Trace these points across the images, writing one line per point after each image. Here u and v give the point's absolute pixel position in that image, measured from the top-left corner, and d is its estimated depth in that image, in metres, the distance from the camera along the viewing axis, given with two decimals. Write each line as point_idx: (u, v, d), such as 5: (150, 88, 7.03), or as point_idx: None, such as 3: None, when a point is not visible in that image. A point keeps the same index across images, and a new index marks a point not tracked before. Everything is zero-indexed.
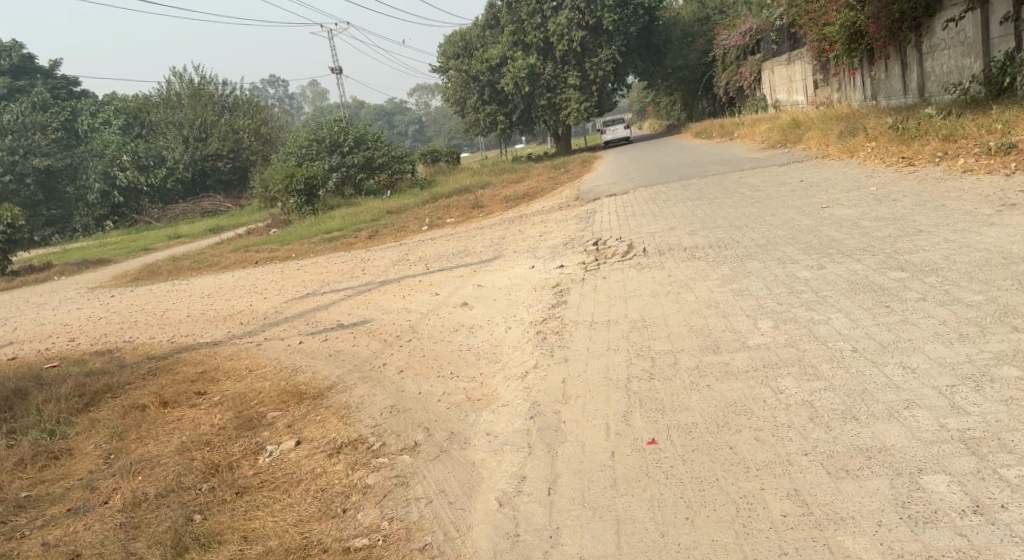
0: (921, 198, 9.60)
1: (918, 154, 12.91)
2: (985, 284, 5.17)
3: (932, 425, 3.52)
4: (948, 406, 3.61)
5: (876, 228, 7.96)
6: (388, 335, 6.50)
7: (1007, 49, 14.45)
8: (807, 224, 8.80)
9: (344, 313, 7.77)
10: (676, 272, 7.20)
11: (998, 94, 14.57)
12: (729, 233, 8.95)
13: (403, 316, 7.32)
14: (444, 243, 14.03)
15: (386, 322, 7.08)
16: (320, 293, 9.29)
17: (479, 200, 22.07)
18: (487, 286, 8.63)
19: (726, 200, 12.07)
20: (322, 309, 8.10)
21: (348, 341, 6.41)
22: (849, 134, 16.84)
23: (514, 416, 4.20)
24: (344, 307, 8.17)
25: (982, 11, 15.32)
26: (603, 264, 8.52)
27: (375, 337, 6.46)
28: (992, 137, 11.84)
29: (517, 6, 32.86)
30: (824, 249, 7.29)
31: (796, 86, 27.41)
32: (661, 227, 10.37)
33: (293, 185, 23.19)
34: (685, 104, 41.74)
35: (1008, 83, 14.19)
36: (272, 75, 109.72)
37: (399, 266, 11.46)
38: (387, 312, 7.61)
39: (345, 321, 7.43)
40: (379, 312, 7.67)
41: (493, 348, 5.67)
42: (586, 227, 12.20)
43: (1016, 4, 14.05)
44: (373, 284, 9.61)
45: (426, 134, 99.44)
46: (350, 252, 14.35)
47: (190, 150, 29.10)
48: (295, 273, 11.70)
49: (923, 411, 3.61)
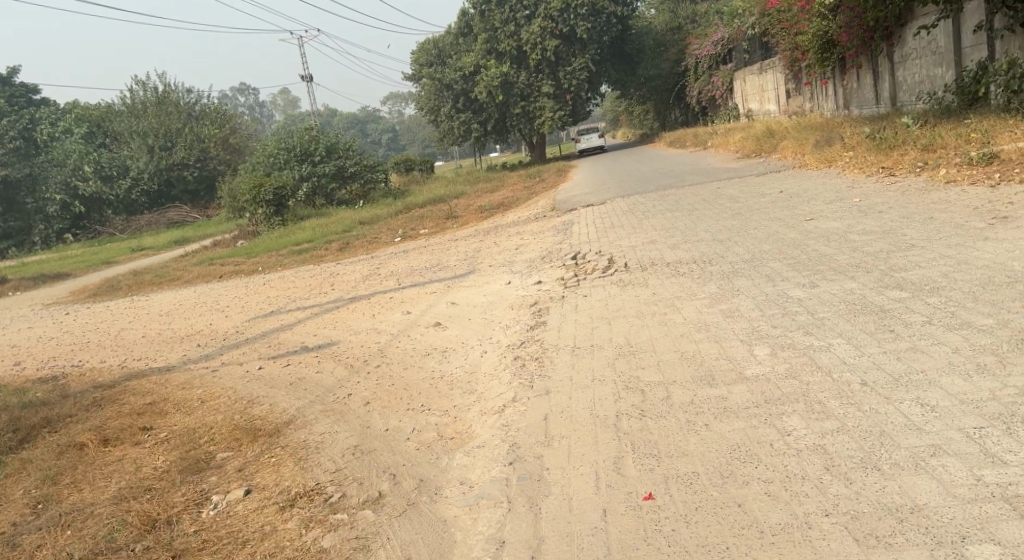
0: (907, 210, 9.32)
1: (898, 163, 12.66)
2: (991, 305, 4.83)
3: (967, 479, 3.17)
4: (981, 454, 3.26)
5: (865, 243, 7.65)
6: (354, 360, 6.09)
7: (980, 58, 14.27)
8: (793, 237, 8.48)
9: (310, 334, 7.36)
10: (660, 290, 6.83)
11: (971, 103, 14.30)
12: (713, 247, 8.61)
13: (371, 337, 6.90)
14: (417, 256, 13.64)
15: (354, 344, 6.65)
16: (286, 311, 8.87)
17: (452, 210, 21.69)
18: (461, 303, 8.25)
19: (707, 211, 11.76)
20: (285, 329, 7.67)
21: (311, 366, 5.98)
22: (826, 143, 16.63)
23: (491, 462, 3.80)
24: (309, 327, 7.72)
25: (954, 20, 15.18)
26: (584, 280, 8.16)
27: (340, 362, 6.04)
28: (973, 146, 11.61)
29: (490, 15, 32.36)
30: (813, 264, 6.95)
31: (769, 95, 27.30)
32: (641, 240, 10.03)
33: (261, 196, 22.66)
34: (659, 113, 41.62)
35: (981, 92, 13.91)
36: (243, 83, 108.76)
37: (370, 281, 11.05)
38: (355, 333, 7.20)
39: (310, 342, 7.02)
40: (347, 332, 7.27)
41: (467, 376, 5.27)
42: (563, 239, 11.83)
43: (988, 13, 13.87)
44: (342, 301, 9.17)
45: (400, 142, 98.87)
46: (319, 266, 13.86)
47: (155, 159, 28.63)
48: (260, 289, 11.24)
49: (954, 460, 3.26)
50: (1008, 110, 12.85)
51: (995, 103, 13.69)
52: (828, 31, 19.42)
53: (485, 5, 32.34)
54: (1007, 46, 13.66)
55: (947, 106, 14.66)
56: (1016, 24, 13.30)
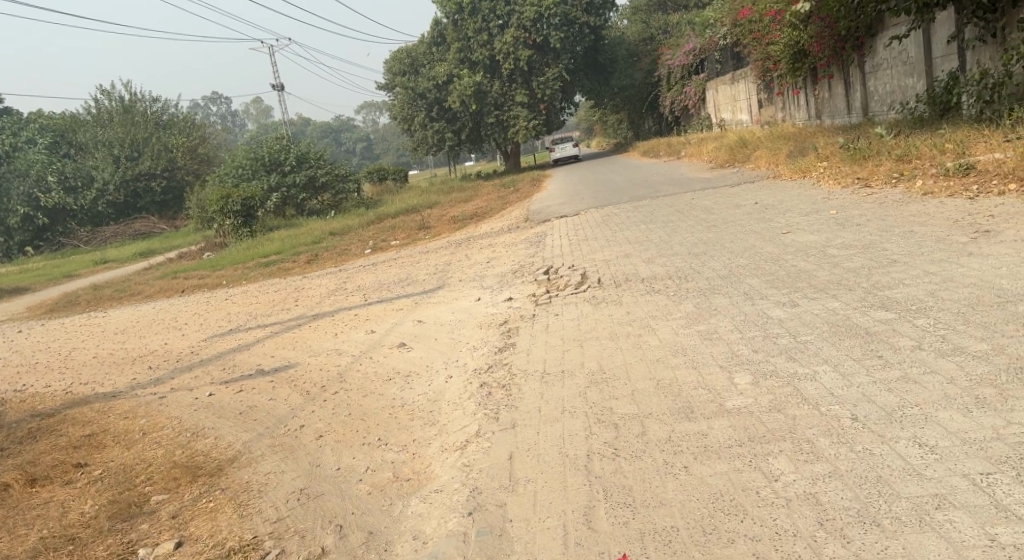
0: (886, 223, 9.11)
1: (873, 174, 12.47)
2: (983, 328, 4.57)
3: (979, 538, 2.89)
4: (991, 506, 3.00)
5: (845, 257, 7.38)
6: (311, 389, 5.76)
7: (951, 69, 14.15)
8: (771, 252, 8.23)
9: (270, 358, 7.03)
10: (635, 309, 6.53)
11: (942, 113, 14.18)
12: (690, 262, 8.33)
13: (331, 361, 6.57)
14: (385, 269, 13.29)
15: (311, 367, 6.30)
16: (246, 329, 8.52)
17: (425, 221, 21.35)
18: (428, 322, 7.92)
19: (682, 224, 11.50)
20: (242, 350, 7.31)
21: (264, 393, 5.63)
22: (798, 154, 16.48)
23: (450, 510, 3.49)
24: (266, 347, 7.35)
25: (925, 31, 15.10)
26: (556, 298, 7.85)
27: (296, 389, 5.73)
28: (947, 157, 11.44)
29: (463, 23, 31.87)
30: (793, 281, 6.67)
31: (741, 105, 27.23)
32: (616, 253, 9.76)
33: (229, 206, 22.15)
34: (633, 123, 41.56)
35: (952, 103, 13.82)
36: (214, 92, 107.93)
37: (336, 296, 10.71)
38: (313, 357, 6.87)
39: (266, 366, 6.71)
40: (307, 356, 6.94)
41: (430, 404, 4.95)
42: (536, 252, 11.55)
43: (960, 24, 13.76)
44: (304, 319, 8.80)
45: (374, 151, 98.54)
46: (285, 279, 13.50)
47: (121, 170, 28.33)
48: (222, 304, 10.85)
49: (962, 514, 2.99)
50: (981, 121, 12.71)
51: (966, 113, 13.58)
52: (800, 41, 19.31)
53: (458, 15, 32.04)
54: (979, 57, 13.55)
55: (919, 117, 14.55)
56: (987, 35, 13.18)
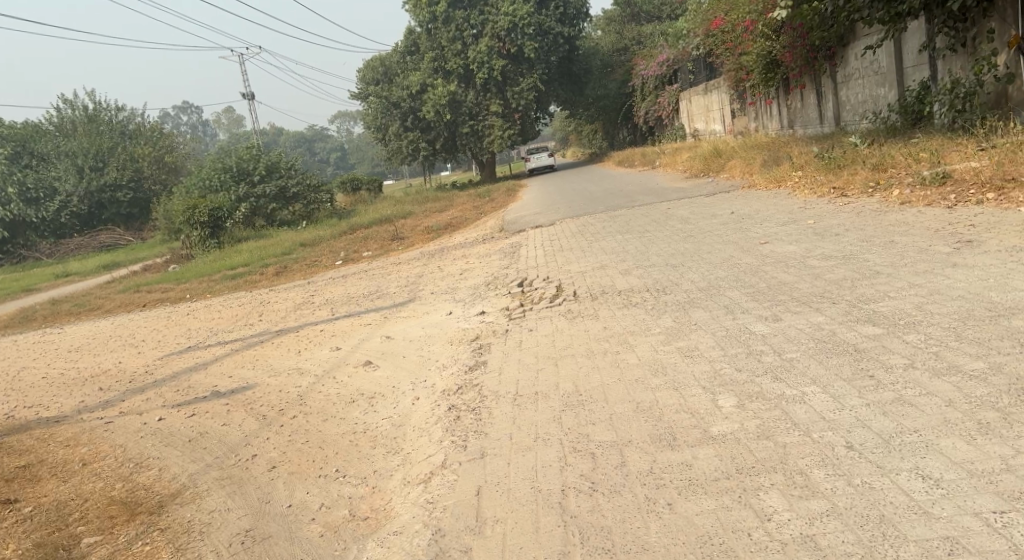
0: (866, 232, 8.89)
1: (849, 184, 12.27)
2: (978, 344, 4.33)
3: None
4: (1009, 552, 2.76)
5: (826, 269, 7.13)
6: (269, 416, 5.45)
7: (923, 79, 14.09)
8: (750, 263, 7.97)
9: (228, 382, 6.71)
10: (612, 323, 6.26)
11: (916, 122, 14.13)
12: (667, 274, 8.06)
13: (292, 384, 6.30)
14: (355, 282, 12.97)
15: (269, 393, 6.03)
16: (206, 350, 8.20)
17: (398, 231, 21.05)
18: (397, 338, 7.62)
19: (658, 234, 11.27)
20: (199, 374, 7.00)
21: (217, 421, 5.34)
22: (773, 163, 16.33)
23: (411, 554, 3.20)
24: (224, 372, 7.05)
25: (896, 41, 15.06)
26: (529, 311, 7.55)
27: (252, 417, 5.41)
28: (924, 166, 11.28)
29: (437, 32, 31.73)
30: (773, 294, 6.40)
31: (713, 115, 27.20)
32: (591, 264, 9.51)
33: (196, 217, 21.73)
34: (607, 133, 41.56)
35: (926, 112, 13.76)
36: (186, 101, 107.06)
37: (302, 311, 10.38)
38: (274, 381, 6.56)
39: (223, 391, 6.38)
40: (268, 379, 6.63)
41: (394, 430, 4.68)
42: (510, 263, 11.27)
43: (931, 33, 13.66)
44: (265, 338, 8.54)
45: (347, 161, 98.16)
46: (251, 293, 13.15)
47: (86, 181, 27.98)
48: (182, 322, 10.53)
49: None
50: (953, 130, 12.60)
51: (938, 122, 13.49)
52: (772, 51, 19.36)
53: (431, 24, 31.83)
54: (950, 65, 13.41)
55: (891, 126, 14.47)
56: (957, 44, 13.07)
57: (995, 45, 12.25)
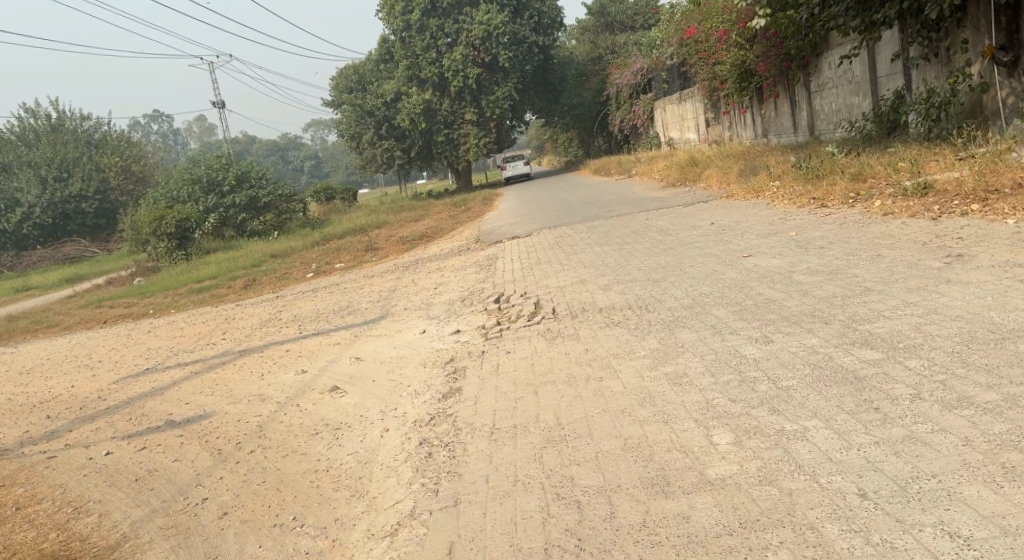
0: (851, 244, 8.24)
1: (829, 195, 11.90)
2: (987, 372, 4.03)
3: None
4: None
5: (813, 283, 6.69)
6: (225, 450, 5.34)
7: (897, 88, 13.98)
8: (736, 277, 7.56)
9: (180, 412, 6.70)
10: (594, 345, 5.93)
11: (890, 131, 13.99)
12: (649, 290, 7.72)
13: (251, 412, 6.23)
14: (325, 296, 12.70)
15: (226, 424, 5.96)
16: (171, 380, 8.09)
17: (372, 242, 20.66)
18: (367, 359, 7.38)
19: (637, 246, 10.98)
20: (154, 405, 6.97)
21: (166, 458, 5.29)
22: (750, 172, 16.12)
23: None
24: (179, 401, 7.03)
25: (869, 51, 14.96)
26: (506, 331, 7.18)
27: (207, 453, 5.31)
28: (904, 176, 11.00)
29: (411, 40, 31.35)
30: (762, 313, 6.04)
31: (688, 124, 27.07)
32: (570, 279, 9.20)
33: (163, 228, 21.34)
34: (583, 142, 41.39)
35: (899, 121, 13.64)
36: (157, 110, 106.29)
37: (270, 332, 10.15)
38: (234, 410, 6.44)
39: (178, 422, 6.39)
40: (227, 408, 6.53)
41: (360, 469, 4.45)
42: (486, 277, 10.96)
43: (904, 43, 13.53)
44: (225, 361, 8.56)
45: (321, 169, 97.52)
46: (218, 313, 12.93)
47: (49, 192, 28.07)
48: (143, 346, 10.52)
49: None
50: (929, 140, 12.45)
51: (914, 132, 13.36)
52: (746, 60, 19.21)
53: (405, 32, 31.55)
54: (925, 74, 13.27)
55: (865, 136, 14.37)
56: (931, 54, 12.91)
57: (968, 55, 12.07)
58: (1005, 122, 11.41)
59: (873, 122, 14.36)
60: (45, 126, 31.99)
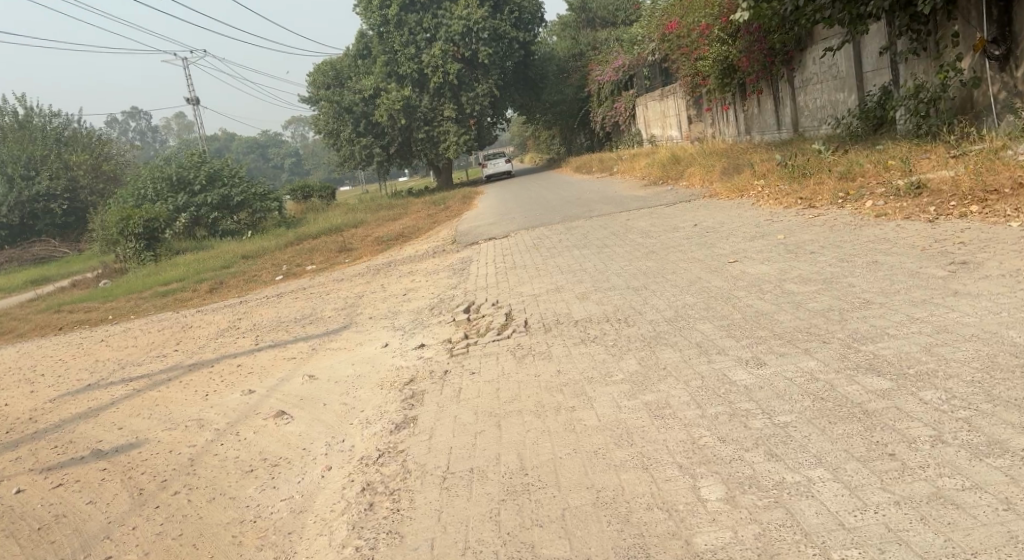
0: (846, 249, 7.65)
1: (817, 194, 11.30)
2: (1017, 408, 3.48)
3: None
4: None
5: (806, 294, 6.11)
6: (147, 490, 5.05)
7: (884, 83, 13.51)
8: (721, 286, 7.00)
9: (110, 444, 6.37)
10: (566, 367, 5.35)
11: (877, 128, 13.55)
12: (629, 300, 7.15)
13: (185, 442, 5.95)
14: (291, 303, 12.25)
15: (155, 458, 5.72)
16: (115, 405, 7.73)
17: (347, 242, 20.02)
18: (321, 379, 6.94)
19: (616, 249, 10.43)
20: (82, 431, 6.94)
21: (79, 498, 5.17)
22: (734, 170, 15.61)
23: None
24: (110, 426, 6.91)
25: (855, 45, 14.47)
26: (473, 347, 6.59)
27: (125, 493, 5.08)
28: (895, 175, 10.50)
29: (389, 36, 30.74)
30: (752, 328, 5.44)
31: (670, 121, 26.57)
32: (546, 286, 8.62)
33: (129, 229, 20.66)
34: (565, 139, 40.82)
35: (887, 117, 13.21)
36: (135, 108, 105.14)
37: (225, 347, 9.72)
38: (168, 439, 6.12)
39: (107, 453, 6.13)
40: (160, 436, 6.24)
41: (296, 531, 4.01)
42: (459, 282, 10.39)
43: (891, 36, 13.03)
44: (169, 378, 8.51)
45: (303, 166, 96.54)
46: (178, 324, 12.64)
47: (15, 190, 28.61)
48: (96, 364, 10.41)
49: None
50: (918, 137, 11.98)
51: (903, 129, 12.89)
52: (729, 55, 18.69)
53: (383, 27, 30.90)
54: (913, 69, 12.77)
55: (850, 133, 13.92)
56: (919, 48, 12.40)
57: (960, 49, 11.55)
58: (998, 119, 10.90)
59: (859, 119, 13.90)
60: (13, 123, 31.32)
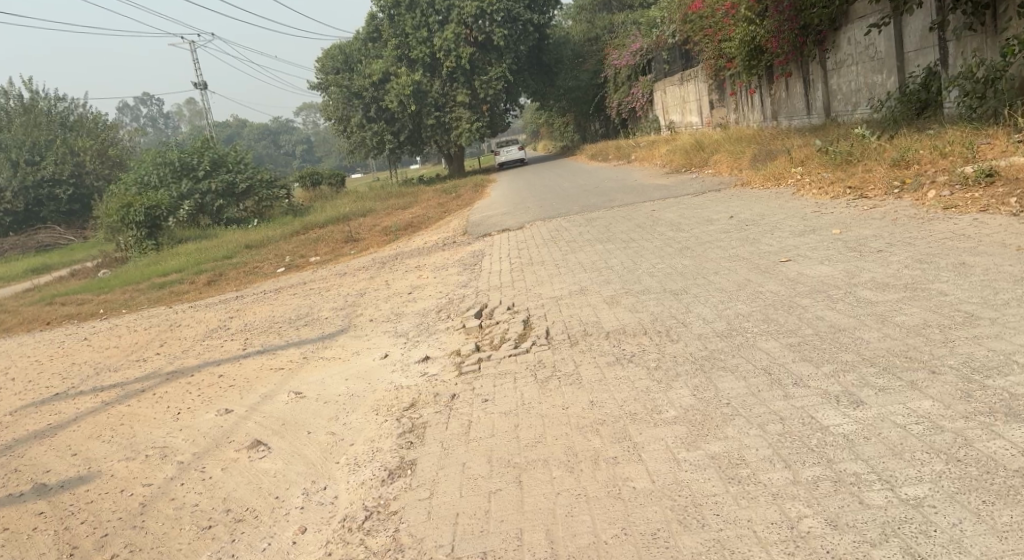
0: (920, 247, 6.60)
1: (868, 183, 10.21)
2: None
3: None
4: None
5: (887, 305, 5.07)
6: (81, 548, 4.07)
7: (930, 63, 12.40)
8: (777, 292, 5.96)
9: (55, 476, 5.33)
10: (601, 397, 4.33)
11: (920, 111, 12.48)
12: (668, 306, 6.13)
13: (140, 479, 4.95)
14: (291, 299, 11.32)
15: (99, 500, 4.71)
16: (77, 421, 6.70)
17: (353, 231, 19.04)
18: (309, 398, 5.95)
19: (645, 244, 9.37)
20: (28, 456, 5.89)
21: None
22: (765, 158, 14.51)
23: None
24: (62, 451, 5.88)
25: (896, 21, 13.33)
26: (486, 364, 5.59)
27: (55, 552, 4.09)
28: (955, 163, 9.41)
29: (400, 19, 29.67)
30: (831, 349, 4.43)
31: (689, 106, 25.46)
32: (569, 287, 7.62)
33: (130, 216, 19.84)
34: (580, 126, 39.71)
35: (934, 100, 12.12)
36: (148, 95, 104.36)
37: (210, 352, 8.71)
38: (122, 473, 5.11)
39: (49, 488, 5.09)
40: (115, 469, 5.22)
41: None
42: (472, 279, 9.42)
43: (940, 11, 11.87)
44: (143, 389, 7.50)
45: (316, 154, 95.73)
46: (169, 320, 11.77)
47: (20, 175, 27.93)
48: (75, 366, 9.51)
49: None
50: (972, 121, 10.88)
51: (952, 113, 11.80)
52: (755, 36, 17.54)
53: (394, 10, 29.73)
54: (966, 47, 11.63)
55: (889, 117, 12.85)
56: (975, 23, 11.27)
57: None
58: None
59: (899, 102, 12.83)
60: (18, 107, 30.63)
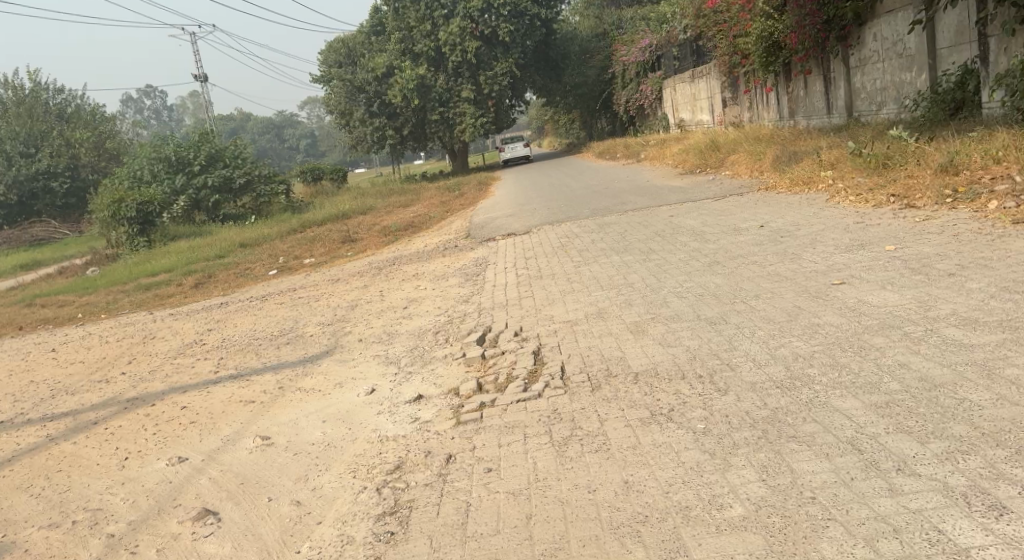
0: (1000, 271, 5.61)
1: (912, 191, 9.21)
2: None
3: None
4: None
5: (987, 353, 4.09)
6: None
7: (967, 63, 11.40)
8: (843, 326, 4.94)
9: None
10: (638, 478, 3.36)
11: (954, 113, 11.56)
12: (709, 340, 5.12)
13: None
14: (283, 309, 10.32)
15: None
16: (10, 463, 5.64)
17: (350, 231, 18.07)
18: (278, 445, 4.96)
19: (668, 256, 8.42)
20: None
21: None
22: (790, 159, 13.47)
23: None
24: None
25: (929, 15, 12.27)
26: (489, 411, 4.60)
27: None
28: (1010, 170, 8.43)
29: (404, 11, 28.67)
30: (933, 417, 3.44)
31: (700, 104, 24.49)
32: (586, 308, 6.64)
33: (122, 212, 18.85)
34: (586, 123, 38.67)
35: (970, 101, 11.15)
36: (152, 87, 103.20)
37: (180, 373, 7.70)
38: (39, 548, 4.11)
39: None
40: (31, 540, 4.21)
41: None
42: (476, 293, 8.45)
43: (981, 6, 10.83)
44: (94, 422, 6.43)
45: (319, 148, 94.55)
46: (149, 329, 10.79)
47: (14, 168, 26.96)
48: (37, 383, 8.50)
49: None
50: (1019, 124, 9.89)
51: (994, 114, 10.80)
52: (774, 32, 16.50)
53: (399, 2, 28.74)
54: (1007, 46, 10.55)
55: (921, 119, 11.91)
56: None
57: None
58: None
59: (932, 103, 11.87)
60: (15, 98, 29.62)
